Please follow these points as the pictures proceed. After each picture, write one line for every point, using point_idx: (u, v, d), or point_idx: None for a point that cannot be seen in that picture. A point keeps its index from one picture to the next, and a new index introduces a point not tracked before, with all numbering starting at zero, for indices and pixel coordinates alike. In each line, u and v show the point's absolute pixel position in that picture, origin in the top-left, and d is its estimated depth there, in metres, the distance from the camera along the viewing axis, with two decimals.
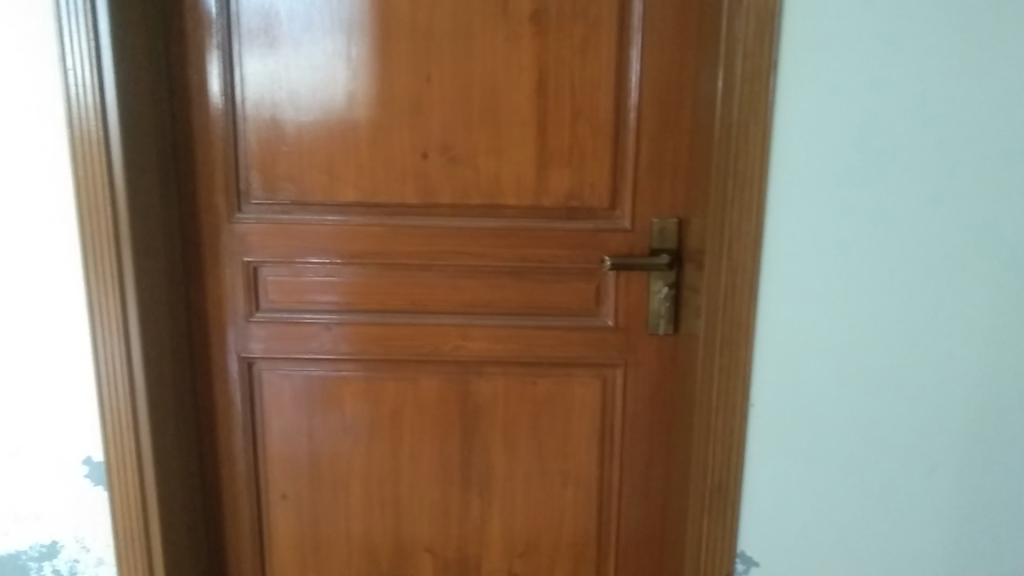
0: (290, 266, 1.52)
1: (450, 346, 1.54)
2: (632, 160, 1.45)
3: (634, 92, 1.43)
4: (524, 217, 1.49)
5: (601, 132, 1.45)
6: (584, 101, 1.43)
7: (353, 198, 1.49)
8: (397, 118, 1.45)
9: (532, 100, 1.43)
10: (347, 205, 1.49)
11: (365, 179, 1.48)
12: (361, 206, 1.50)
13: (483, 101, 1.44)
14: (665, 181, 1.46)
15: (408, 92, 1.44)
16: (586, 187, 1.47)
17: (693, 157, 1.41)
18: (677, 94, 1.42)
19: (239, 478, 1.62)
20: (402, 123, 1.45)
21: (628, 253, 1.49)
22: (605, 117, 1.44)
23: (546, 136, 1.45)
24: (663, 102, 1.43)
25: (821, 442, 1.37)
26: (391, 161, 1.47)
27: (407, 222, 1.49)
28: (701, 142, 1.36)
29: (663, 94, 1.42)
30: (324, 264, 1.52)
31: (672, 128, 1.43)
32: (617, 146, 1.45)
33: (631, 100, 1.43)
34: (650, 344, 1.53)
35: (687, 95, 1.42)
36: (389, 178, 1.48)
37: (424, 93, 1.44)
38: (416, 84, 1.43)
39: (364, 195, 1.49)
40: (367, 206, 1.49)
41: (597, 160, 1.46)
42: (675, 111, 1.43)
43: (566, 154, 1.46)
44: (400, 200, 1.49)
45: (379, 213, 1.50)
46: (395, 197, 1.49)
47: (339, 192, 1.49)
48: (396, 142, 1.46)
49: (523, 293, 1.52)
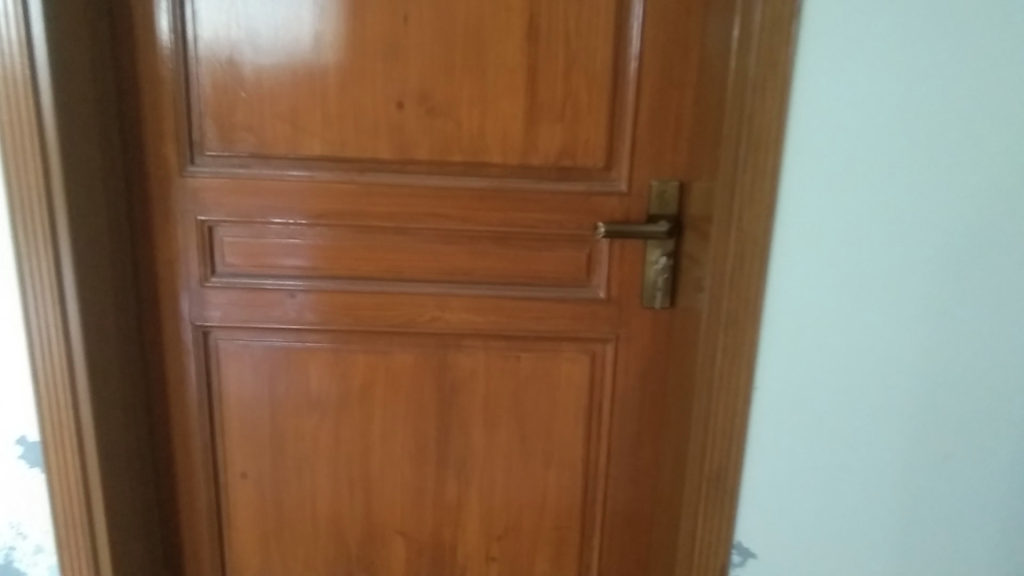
0: (250, 226, 1.37)
1: (426, 317, 1.41)
2: (632, 115, 1.31)
3: (637, 38, 1.28)
4: (510, 176, 1.35)
5: (598, 84, 1.30)
6: (579, 48, 1.29)
7: (320, 152, 1.34)
8: (369, 62, 1.29)
9: (523, 45, 1.28)
10: (313, 159, 1.34)
11: (333, 132, 1.33)
12: (329, 161, 1.35)
13: (467, 46, 1.28)
14: (666, 140, 1.32)
15: (382, 34, 1.28)
16: (579, 145, 1.33)
17: (699, 113, 1.27)
18: (682, 43, 1.28)
19: (195, 455, 1.49)
20: (376, 69, 1.30)
21: (623, 218, 1.36)
22: (602, 66, 1.29)
23: (536, 87, 1.30)
24: (666, 52, 1.28)
25: (825, 428, 1.27)
26: (363, 112, 1.32)
27: (381, 181, 1.35)
28: (709, 98, 1.22)
29: (668, 41, 1.28)
30: (288, 225, 1.37)
31: (676, 81, 1.29)
32: (615, 99, 1.31)
33: (632, 49, 1.28)
34: (644, 318, 1.41)
35: (694, 44, 1.28)
36: (360, 130, 1.32)
37: (400, 36, 1.28)
38: (393, 25, 1.28)
39: (332, 149, 1.34)
40: (336, 161, 1.34)
41: (592, 115, 1.31)
42: (680, 62, 1.29)
43: (559, 107, 1.31)
44: (373, 155, 1.34)
45: (349, 169, 1.35)
46: (368, 152, 1.34)
47: (305, 146, 1.33)
48: (369, 90, 1.31)
49: (507, 261, 1.38)
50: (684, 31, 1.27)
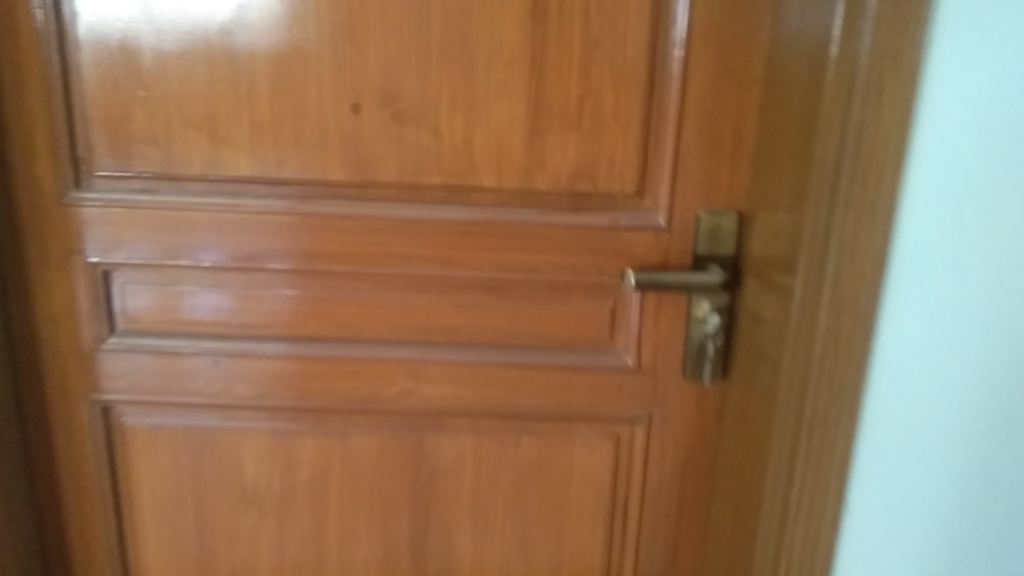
0: (161, 272, 1.03)
1: (396, 391, 1.06)
2: (675, 122, 0.95)
3: (684, 14, 0.92)
4: (507, 205, 0.99)
5: (628, 79, 0.94)
6: (603, 29, 0.93)
7: (251, 169, 0.98)
8: (311, 49, 0.94)
9: (524, 25, 0.93)
10: (240, 180, 0.99)
11: (265, 143, 0.97)
12: (262, 183, 0.99)
13: (447, 27, 0.93)
14: (721, 157, 0.96)
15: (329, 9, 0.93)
16: (601, 164, 0.97)
17: (770, 122, 0.91)
18: (746, 23, 0.92)
19: (100, 561, 1.15)
20: (322, 58, 0.95)
21: (661, 263, 1.01)
22: (634, 54, 0.93)
23: (543, 85, 0.95)
24: (724, 35, 0.92)
25: (938, 564, 0.91)
26: (305, 117, 0.96)
27: (333, 210, 1.00)
28: (787, 101, 0.87)
29: (726, 20, 0.92)
30: (213, 269, 1.03)
31: (736, 76, 0.93)
32: (651, 100, 0.95)
33: (676, 31, 0.93)
34: (686, 394, 1.05)
35: (764, 25, 0.92)
36: (303, 142, 0.97)
37: (354, 11, 0.93)
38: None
39: (266, 165, 0.98)
40: (271, 183, 0.99)
41: (619, 122, 0.96)
42: (743, 50, 0.93)
43: (573, 111, 0.95)
44: (320, 174, 0.99)
45: (291, 194, 1.00)
46: (315, 169, 0.98)
47: (229, 161, 0.98)
48: (312, 86, 0.95)
49: (504, 317, 1.03)
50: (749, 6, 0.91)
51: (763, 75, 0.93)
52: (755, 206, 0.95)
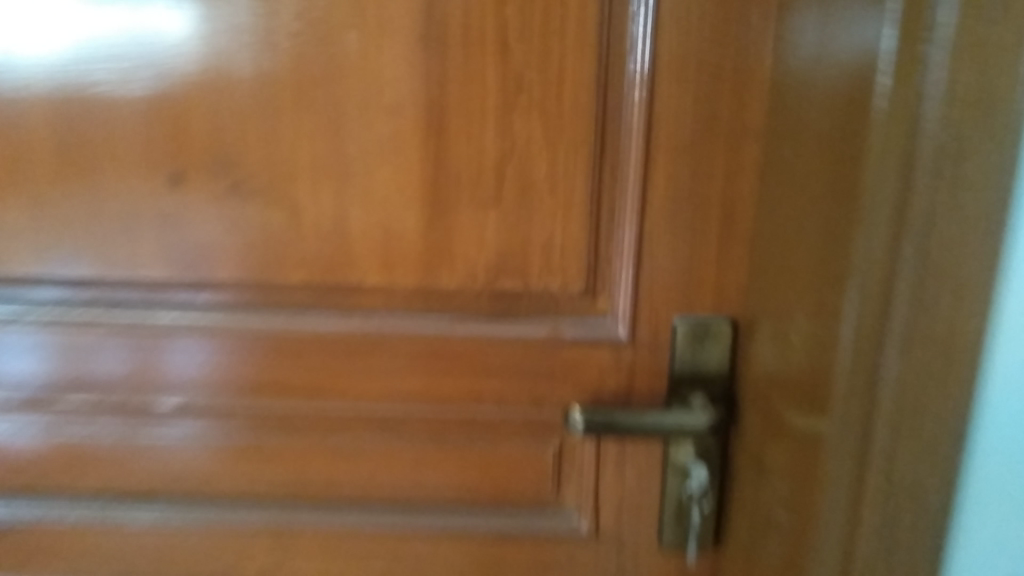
0: (22, 416, 0.73)
1: (256, 568, 0.76)
2: (636, 194, 0.66)
3: (645, 42, 0.63)
4: (403, 312, 0.70)
5: (568, 134, 0.66)
6: (528, 64, 0.64)
7: (143, 271, 0.70)
8: (120, 91, 0.66)
9: (413, 58, 0.65)
10: (120, 287, 0.70)
11: (141, 232, 0.69)
12: (137, 289, 0.70)
13: (304, 62, 0.65)
14: (703, 241, 0.67)
15: (142, 36, 0.65)
16: (532, 253, 0.68)
17: (774, 195, 0.62)
18: (736, 53, 0.63)
19: None
20: (137, 105, 0.66)
21: (623, 390, 0.71)
22: (575, 99, 0.65)
23: (444, 143, 0.66)
24: (704, 71, 0.64)
25: None
26: (122, 188, 0.68)
27: (194, 326, 0.71)
28: (800, 173, 0.58)
29: (706, 48, 0.63)
30: (114, 411, 0.73)
31: (724, 129, 0.65)
32: (602, 164, 0.66)
33: (634, 65, 0.64)
34: (664, 568, 0.75)
35: (761, 55, 0.63)
36: (144, 226, 0.69)
37: (179, 40, 0.65)
38: (165, 19, 0.65)
39: (141, 264, 0.70)
40: (147, 289, 0.70)
41: (558, 195, 0.67)
42: (731, 92, 0.64)
43: (490, 180, 0.67)
44: (193, 272, 0.70)
45: (190, 305, 0.70)
46: (154, 265, 0.70)
47: (103, 258, 0.70)
48: (128, 145, 0.67)
49: (403, 467, 0.73)
50: (738, 28, 0.63)
51: (764, 130, 0.64)
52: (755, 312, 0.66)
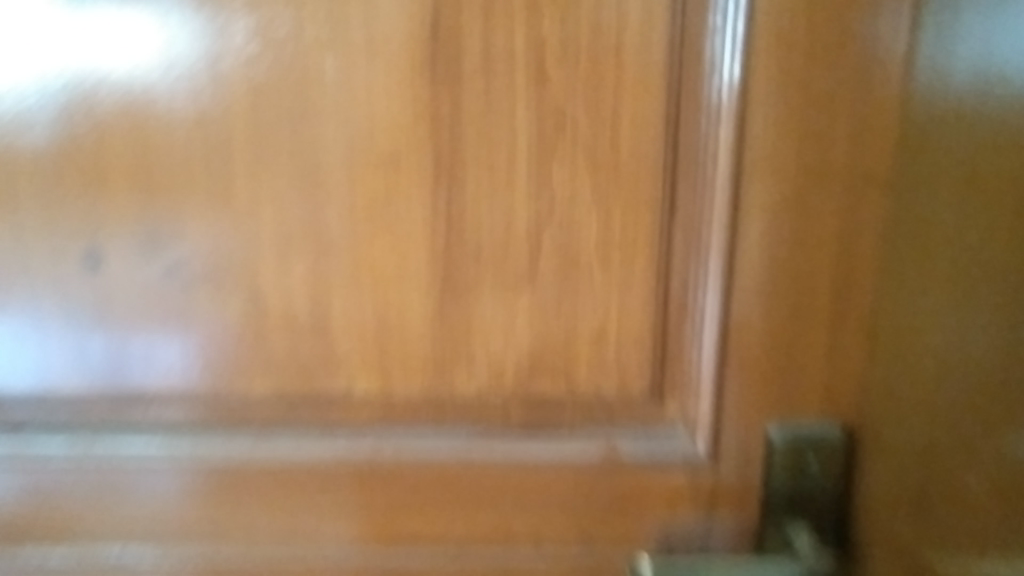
0: None
1: None
2: (718, 267, 0.50)
3: (729, 68, 0.47)
4: (405, 429, 0.52)
5: (625, 191, 0.49)
6: (570, 99, 0.48)
7: (116, 364, 0.51)
8: (66, 150, 0.49)
9: (416, 95, 0.48)
10: (82, 387, 0.52)
11: (110, 314, 0.51)
12: (101, 389, 0.52)
13: (273, 102, 0.48)
14: (804, 327, 0.51)
15: (84, 77, 0.48)
16: (578, 348, 0.51)
17: (941, 278, 0.44)
18: (852, 82, 0.48)
19: None
20: (91, 168, 0.49)
21: (699, 522, 0.53)
22: (632, 145, 0.48)
23: (461, 208, 0.49)
24: (809, 103, 0.48)
25: None
26: (72, 262, 0.50)
27: (175, 441, 0.52)
28: (978, 254, 0.41)
29: (811, 75, 0.48)
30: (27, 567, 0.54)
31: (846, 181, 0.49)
32: (671, 230, 0.50)
33: (716, 95, 0.48)
34: None
35: (884, 83, 0.48)
36: (102, 307, 0.51)
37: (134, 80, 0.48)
38: (122, 53, 0.47)
39: (109, 355, 0.51)
40: (115, 388, 0.52)
41: (614, 272, 0.50)
42: (846, 133, 0.48)
43: (522, 253, 0.50)
44: (175, 365, 0.51)
45: (170, 410, 0.52)
46: (126, 357, 0.51)
47: (61, 349, 0.51)
48: (80, 216, 0.49)
49: None
50: (854, 48, 0.47)
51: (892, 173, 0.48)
52: (904, 439, 0.48)
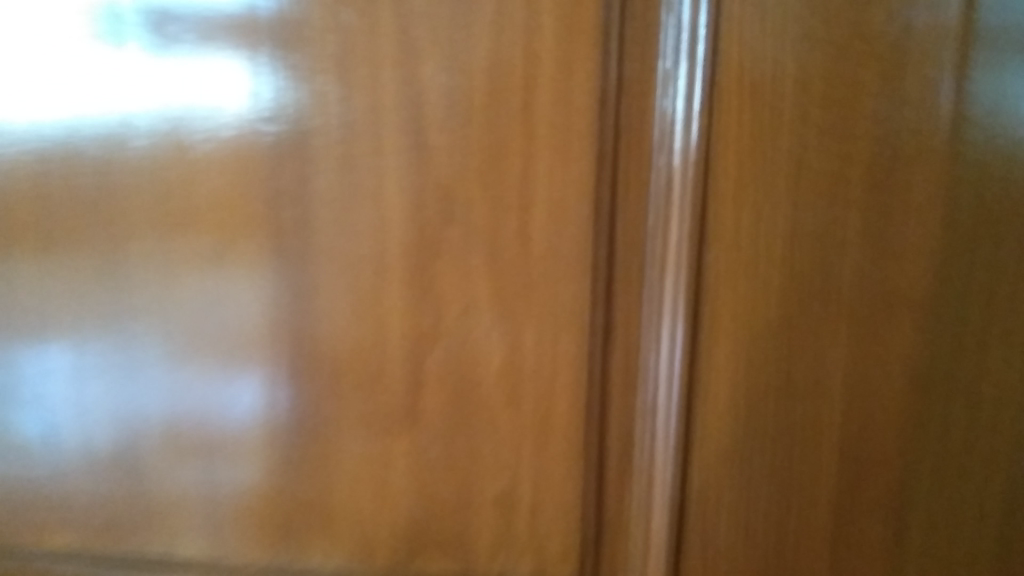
0: None
1: None
2: (668, 436, 0.35)
3: (682, 159, 0.34)
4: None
5: (541, 326, 0.36)
6: (464, 203, 0.35)
7: (173, 408, 0.38)
8: None
9: (262, 189, 0.36)
10: (184, 443, 0.38)
11: (135, 369, 0.37)
12: (223, 451, 0.38)
13: (81, 177, 0.36)
14: (805, 511, 0.35)
15: (226, 111, 0.35)
16: (474, 516, 0.38)
17: None
18: (868, 161, 0.33)
19: None
20: None
21: None
22: (550, 264, 0.36)
23: (362, 340, 0.36)
24: (807, 191, 0.33)
25: None
26: (131, 280, 0.37)
27: (175, 546, 0.39)
28: None
29: (808, 151, 0.33)
30: None
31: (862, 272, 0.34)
32: (604, 379, 0.36)
33: (664, 180, 0.34)
34: None
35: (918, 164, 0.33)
36: (173, 339, 0.37)
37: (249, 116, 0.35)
38: (167, 75, 0.35)
39: (215, 399, 0.38)
40: (247, 449, 0.38)
41: (527, 433, 0.37)
42: (863, 234, 0.33)
43: (403, 404, 0.37)
44: (231, 420, 0.38)
45: (201, 530, 0.39)
46: (208, 406, 0.38)
47: (107, 383, 0.38)
48: (138, 235, 0.37)
49: None
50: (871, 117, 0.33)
51: (940, 252, 0.33)
52: None
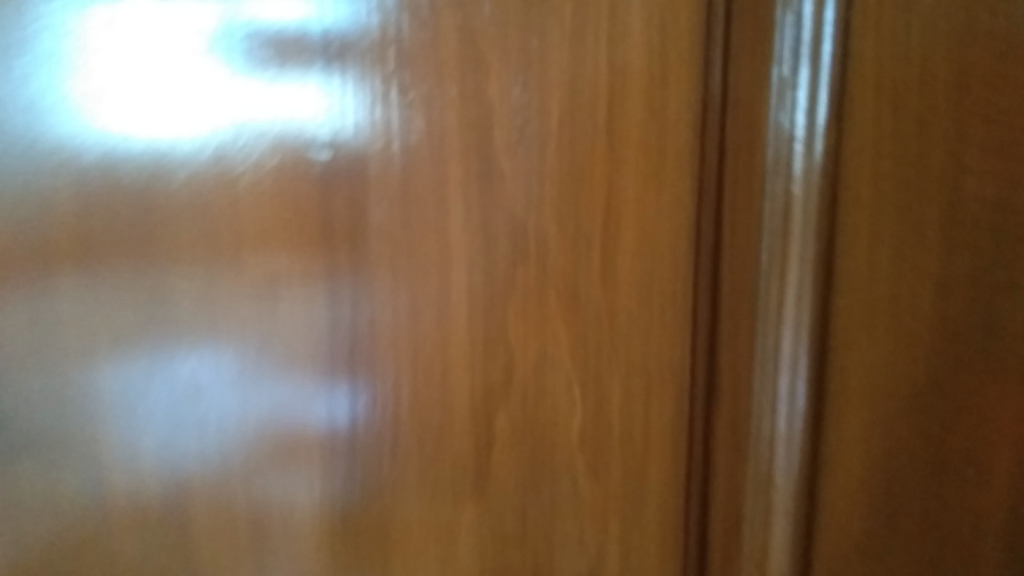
0: None
1: None
2: (788, 517, 0.30)
3: (806, 200, 0.28)
4: None
5: (632, 387, 0.31)
6: (541, 247, 0.30)
7: (246, 429, 0.29)
8: None
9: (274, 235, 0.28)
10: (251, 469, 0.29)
11: (196, 399, 0.28)
12: (320, 469, 0.29)
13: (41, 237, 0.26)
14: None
15: (282, 129, 0.27)
16: None
17: None
18: None
19: None
20: None
21: None
22: (640, 316, 0.31)
23: (416, 402, 0.30)
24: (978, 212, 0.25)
25: None
26: (210, 292, 0.28)
27: None
28: None
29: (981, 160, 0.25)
30: None
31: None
32: (706, 450, 0.31)
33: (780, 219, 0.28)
34: None
35: None
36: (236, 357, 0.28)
37: (302, 139, 0.28)
38: (246, 101, 0.27)
39: (303, 415, 0.29)
40: (351, 461, 0.30)
41: (615, 506, 0.32)
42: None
43: (467, 498, 0.31)
44: (338, 427, 0.29)
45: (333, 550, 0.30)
46: (295, 424, 0.29)
47: (191, 417, 0.28)
48: (201, 258, 0.27)
49: None
50: None
51: None
52: None
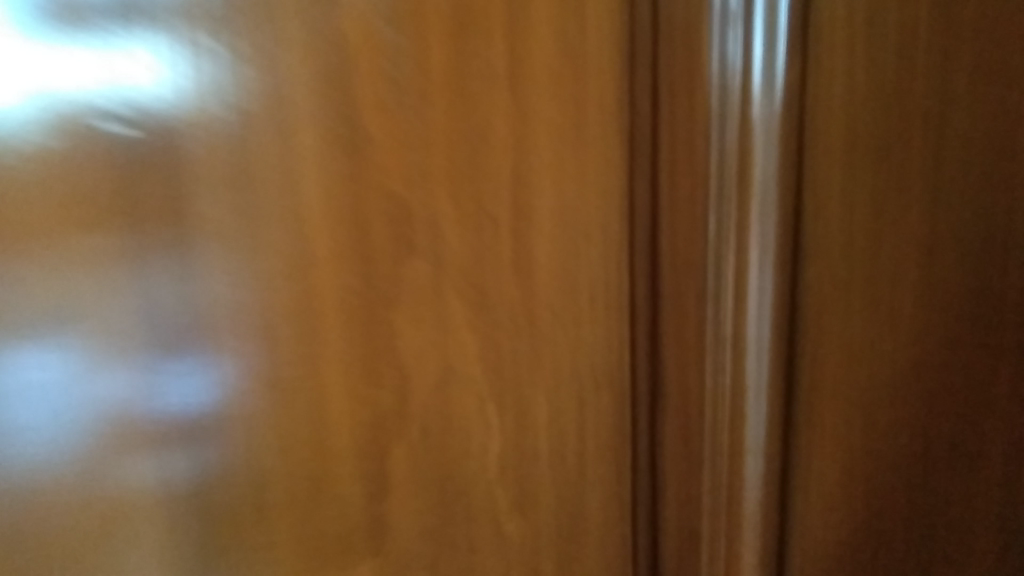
0: None
1: None
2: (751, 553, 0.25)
3: (768, 156, 0.23)
4: None
5: (560, 403, 0.24)
6: (432, 231, 0.22)
7: (58, 425, 0.19)
8: None
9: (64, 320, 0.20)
10: (84, 464, 0.20)
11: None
12: (179, 450, 0.20)
13: None
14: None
15: (66, 104, 0.18)
16: None
17: None
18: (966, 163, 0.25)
19: None
20: None
21: None
22: (564, 313, 0.24)
23: (278, 451, 0.21)
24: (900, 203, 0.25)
25: None
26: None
27: None
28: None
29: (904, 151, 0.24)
30: None
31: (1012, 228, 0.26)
32: (652, 470, 0.25)
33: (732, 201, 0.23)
34: None
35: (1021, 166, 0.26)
36: (65, 341, 0.19)
37: (115, 127, 0.18)
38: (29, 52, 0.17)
39: (135, 389, 0.20)
40: (213, 438, 0.21)
41: (546, 551, 0.25)
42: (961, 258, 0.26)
43: None
44: (185, 394, 0.20)
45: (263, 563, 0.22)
46: (124, 403, 0.20)
47: None
48: (21, 234, 0.18)
49: None
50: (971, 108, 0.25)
51: None
52: None
